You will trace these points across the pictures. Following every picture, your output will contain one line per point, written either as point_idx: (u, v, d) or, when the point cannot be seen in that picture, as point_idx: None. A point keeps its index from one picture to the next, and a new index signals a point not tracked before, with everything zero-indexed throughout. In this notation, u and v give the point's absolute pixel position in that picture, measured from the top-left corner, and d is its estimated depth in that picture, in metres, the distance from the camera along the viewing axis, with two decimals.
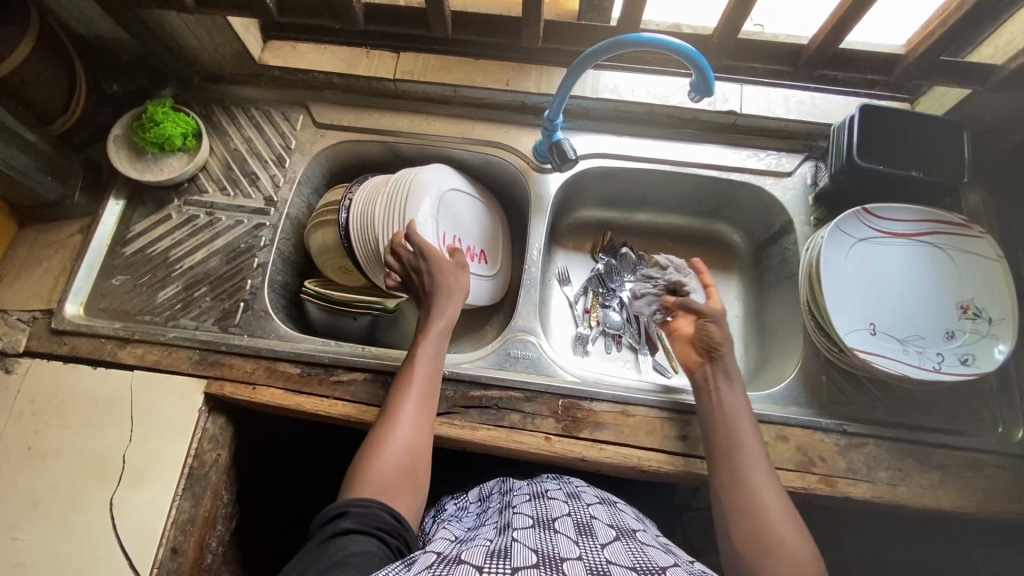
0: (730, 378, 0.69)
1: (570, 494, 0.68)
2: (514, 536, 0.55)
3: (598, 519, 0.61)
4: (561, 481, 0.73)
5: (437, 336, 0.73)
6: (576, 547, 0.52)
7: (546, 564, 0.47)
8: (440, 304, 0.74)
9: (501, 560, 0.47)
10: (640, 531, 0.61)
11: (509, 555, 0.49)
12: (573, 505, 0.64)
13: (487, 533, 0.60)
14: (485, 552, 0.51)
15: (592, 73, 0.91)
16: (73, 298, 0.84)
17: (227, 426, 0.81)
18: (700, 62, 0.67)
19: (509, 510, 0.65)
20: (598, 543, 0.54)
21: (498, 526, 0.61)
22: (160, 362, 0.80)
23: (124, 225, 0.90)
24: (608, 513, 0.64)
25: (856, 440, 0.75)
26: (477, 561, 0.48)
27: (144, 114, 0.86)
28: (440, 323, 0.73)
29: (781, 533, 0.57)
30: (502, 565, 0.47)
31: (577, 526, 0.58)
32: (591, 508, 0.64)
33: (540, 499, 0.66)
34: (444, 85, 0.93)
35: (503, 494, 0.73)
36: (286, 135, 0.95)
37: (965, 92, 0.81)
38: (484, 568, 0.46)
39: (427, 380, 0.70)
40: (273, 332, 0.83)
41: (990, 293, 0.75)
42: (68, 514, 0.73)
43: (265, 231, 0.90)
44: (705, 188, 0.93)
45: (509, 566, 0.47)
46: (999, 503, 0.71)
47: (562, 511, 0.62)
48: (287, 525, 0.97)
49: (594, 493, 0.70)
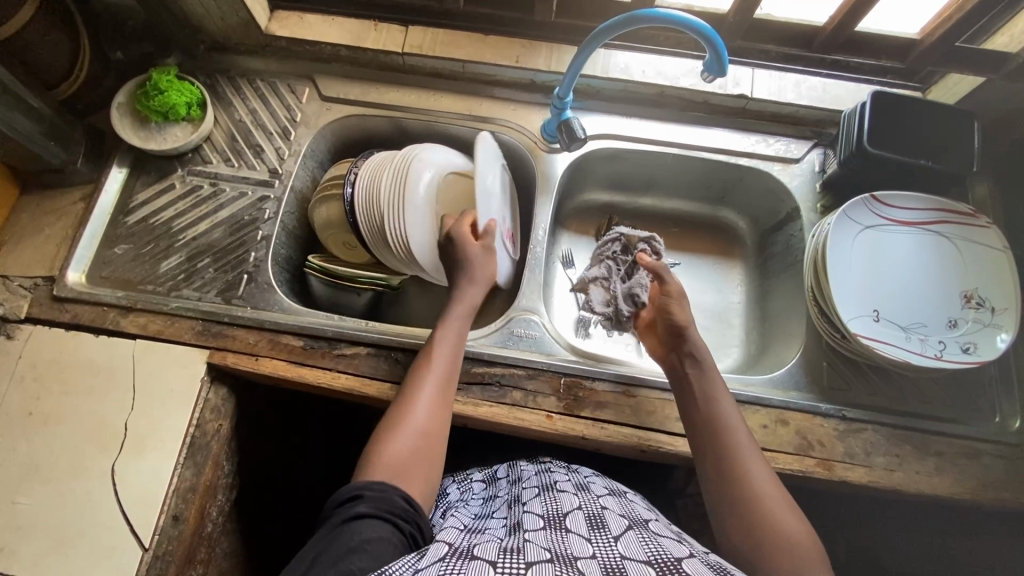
0: (698, 362, 0.71)
1: (579, 486, 0.69)
2: (527, 535, 0.56)
3: (610, 510, 0.62)
4: (570, 471, 0.74)
5: (458, 326, 0.73)
6: (589, 544, 0.53)
7: (559, 561, 0.48)
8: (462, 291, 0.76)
9: (513, 555, 0.48)
10: (653, 521, 0.61)
11: (521, 551, 0.50)
12: (584, 499, 0.64)
13: (498, 530, 0.60)
14: (496, 547, 0.51)
15: (603, 52, 0.90)
16: (76, 265, 0.84)
17: (229, 398, 0.81)
18: (715, 41, 0.66)
19: (519, 506, 0.66)
20: (611, 537, 0.54)
21: (510, 522, 0.61)
22: (163, 332, 0.80)
23: (127, 194, 0.89)
24: (620, 504, 0.64)
25: (854, 425, 0.75)
26: (490, 556, 0.48)
27: (148, 82, 0.86)
28: (461, 309, 0.75)
29: (774, 511, 0.57)
30: (515, 560, 0.47)
31: (588, 521, 0.58)
32: (602, 500, 0.65)
33: (550, 492, 0.66)
34: (452, 61, 0.92)
35: (512, 485, 0.74)
36: (292, 108, 0.94)
37: (978, 81, 0.79)
38: (496, 562, 0.46)
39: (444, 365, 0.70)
40: (276, 305, 0.83)
41: (994, 284, 0.76)
42: (70, 479, 0.73)
43: (269, 204, 0.89)
44: (713, 172, 0.93)
45: (522, 561, 0.47)
46: (994, 491, 0.72)
47: (573, 505, 0.62)
48: (286, 498, 0.97)
49: (603, 485, 0.70)
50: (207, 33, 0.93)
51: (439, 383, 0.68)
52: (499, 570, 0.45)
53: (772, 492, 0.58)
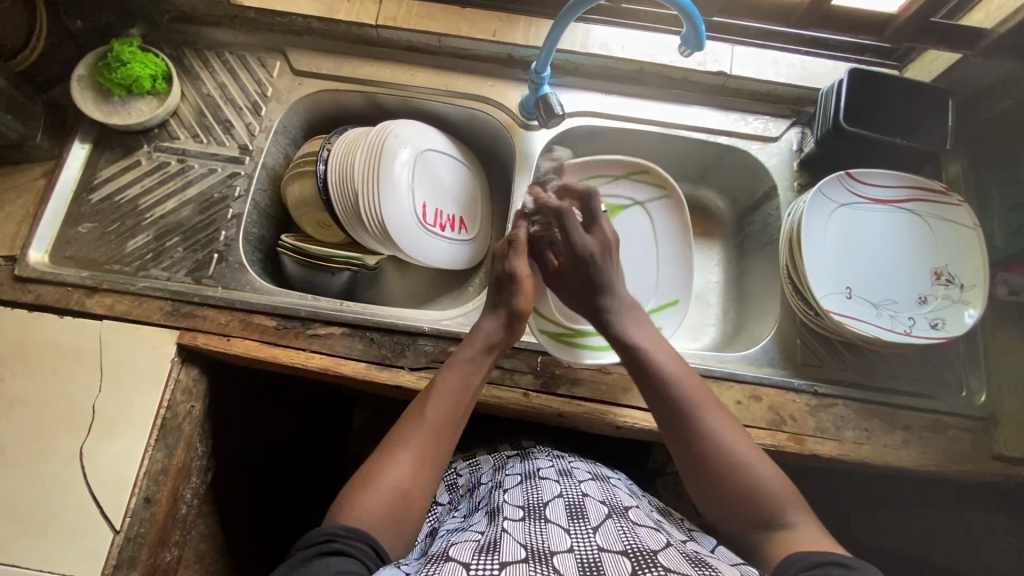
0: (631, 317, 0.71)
1: (561, 472, 0.69)
2: (505, 526, 0.56)
3: (590, 497, 0.62)
4: (556, 458, 0.74)
5: (479, 360, 0.69)
6: (566, 537, 0.53)
7: (535, 558, 0.49)
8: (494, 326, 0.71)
9: (488, 555, 0.50)
10: (633, 508, 0.62)
11: (498, 549, 0.51)
12: (566, 485, 0.65)
13: (478, 522, 0.61)
14: (473, 547, 0.53)
15: (581, 26, 0.88)
16: (38, 245, 0.81)
17: (201, 379, 0.79)
18: (691, 12, 0.66)
19: (501, 493, 0.66)
20: (589, 528, 0.55)
21: (489, 513, 0.62)
22: (130, 312, 0.78)
23: (91, 171, 0.86)
24: (601, 490, 0.65)
25: (826, 400, 0.76)
26: (465, 558, 0.50)
27: (109, 54, 0.82)
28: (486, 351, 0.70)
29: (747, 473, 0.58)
30: (490, 561, 0.49)
31: (568, 510, 0.58)
32: (583, 486, 0.65)
33: (532, 480, 0.67)
34: (428, 34, 0.89)
35: (496, 471, 0.75)
36: (263, 82, 0.91)
37: (954, 57, 0.80)
38: (470, 564, 0.49)
39: (456, 403, 0.66)
40: (248, 284, 0.81)
41: (963, 261, 0.77)
42: (36, 464, 0.72)
43: (240, 181, 0.87)
44: (693, 151, 0.92)
45: (497, 561, 0.49)
46: (958, 463, 0.74)
47: (554, 494, 0.63)
48: (264, 480, 0.97)
49: (586, 469, 0.71)
50: (173, 3, 0.89)
51: (446, 422, 0.65)
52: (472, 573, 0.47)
53: (733, 440, 0.60)
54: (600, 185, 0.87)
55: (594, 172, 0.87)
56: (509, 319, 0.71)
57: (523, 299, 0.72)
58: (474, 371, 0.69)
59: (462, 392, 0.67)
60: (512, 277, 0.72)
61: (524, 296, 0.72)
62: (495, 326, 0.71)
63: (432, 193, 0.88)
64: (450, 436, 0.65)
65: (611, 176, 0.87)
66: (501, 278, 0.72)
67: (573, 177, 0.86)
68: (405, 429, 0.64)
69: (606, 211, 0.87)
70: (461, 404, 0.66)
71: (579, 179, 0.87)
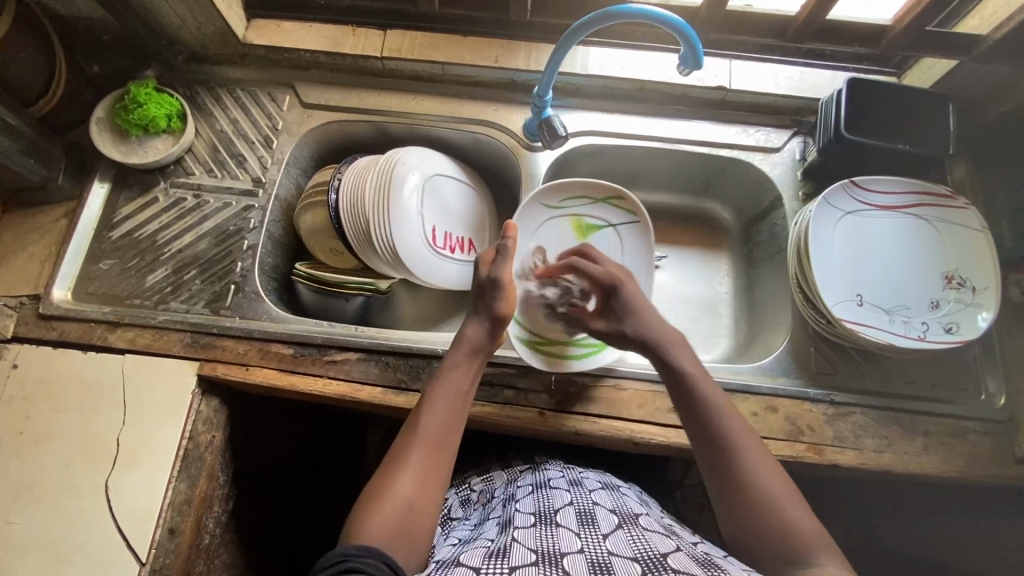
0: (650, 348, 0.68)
1: (573, 482, 0.69)
2: (515, 533, 0.56)
3: (601, 505, 0.62)
4: (566, 468, 0.74)
5: (470, 368, 0.71)
6: (577, 540, 0.53)
7: (545, 561, 0.49)
8: (473, 330, 0.72)
9: (499, 560, 0.50)
10: (643, 515, 0.62)
11: (507, 554, 0.51)
12: (576, 494, 0.65)
13: (489, 531, 0.61)
14: (483, 553, 0.53)
15: (579, 49, 0.90)
16: (61, 282, 0.83)
17: (221, 409, 0.81)
18: (688, 34, 0.67)
19: (512, 503, 0.66)
20: (600, 534, 0.55)
21: (501, 521, 0.62)
22: (151, 345, 0.80)
23: (110, 209, 0.89)
24: (612, 499, 0.65)
25: (843, 409, 0.76)
26: (475, 564, 0.50)
27: (126, 96, 0.85)
28: (471, 356, 0.71)
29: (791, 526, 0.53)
30: (499, 565, 0.49)
31: (579, 516, 0.58)
32: (595, 495, 0.65)
33: (542, 490, 0.67)
34: (432, 63, 0.92)
35: (508, 485, 0.75)
36: (273, 116, 0.93)
37: (950, 64, 0.80)
38: (480, 569, 0.49)
39: (453, 411, 0.67)
40: (264, 313, 0.83)
41: (974, 263, 0.77)
42: (63, 497, 0.73)
43: (253, 213, 0.89)
44: (696, 164, 0.93)
45: (507, 565, 0.49)
46: (980, 468, 0.73)
47: (565, 501, 0.62)
48: (285, 507, 0.98)
49: (596, 479, 0.71)
50: (186, 45, 0.93)
51: (441, 433, 0.65)
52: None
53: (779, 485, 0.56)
54: (578, 206, 0.87)
55: (569, 193, 0.87)
56: (492, 326, 0.73)
57: (506, 304, 0.73)
58: (462, 380, 0.70)
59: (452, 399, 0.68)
60: (494, 282, 0.74)
61: (508, 302, 0.73)
62: (479, 334, 0.72)
63: (441, 217, 0.89)
64: (448, 448, 0.65)
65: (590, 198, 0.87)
66: (485, 285, 0.74)
67: (551, 199, 0.86)
68: (401, 446, 0.64)
69: (586, 231, 0.87)
70: (454, 413, 0.67)
71: (561, 198, 0.87)
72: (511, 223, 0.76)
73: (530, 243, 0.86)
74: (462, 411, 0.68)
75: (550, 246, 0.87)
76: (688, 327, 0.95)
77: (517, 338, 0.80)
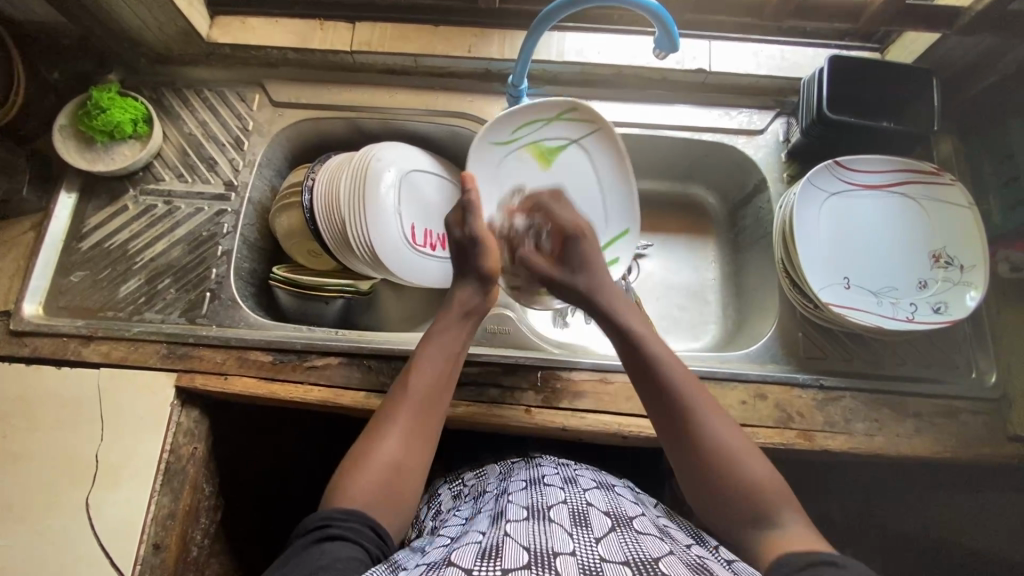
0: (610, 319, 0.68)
1: (567, 480, 0.68)
2: (508, 531, 0.55)
3: (594, 506, 0.60)
4: (561, 464, 0.72)
5: (461, 326, 0.70)
6: (569, 542, 0.51)
7: (538, 562, 0.48)
8: (469, 286, 0.72)
9: (491, 560, 0.48)
10: (637, 517, 0.60)
11: (500, 554, 0.49)
12: (570, 493, 0.63)
13: (481, 527, 0.60)
14: (475, 552, 0.51)
15: (555, 35, 0.87)
16: (32, 297, 0.81)
17: (202, 419, 0.79)
18: (662, 16, 0.65)
19: (504, 498, 0.65)
20: (593, 536, 0.53)
21: (493, 516, 0.61)
22: (127, 358, 0.78)
23: (79, 219, 0.86)
24: (606, 499, 0.64)
25: (832, 394, 0.75)
26: (467, 564, 0.48)
27: (88, 101, 0.82)
28: (466, 313, 0.70)
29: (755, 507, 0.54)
30: (492, 566, 0.47)
31: (571, 516, 0.57)
32: (588, 494, 0.64)
33: (536, 487, 0.65)
34: (404, 56, 0.89)
35: (501, 479, 0.73)
36: (243, 116, 0.91)
37: (934, 36, 0.78)
38: (472, 570, 0.47)
39: (443, 372, 0.66)
40: (242, 320, 0.81)
41: (962, 241, 0.75)
42: (44, 517, 0.72)
43: (227, 217, 0.87)
44: (678, 150, 0.91)
45: (500, 566, 0.47)
46: (972, 448, 0.73)
47: (557, 499, 0.61)
48: (275, 514, 0.97)
49: (591, 477, 0.70)
50: (148, 46, 0.89)
51: (427, 398, 0.63)
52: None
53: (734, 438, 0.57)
54: (534, 130, 0.81)
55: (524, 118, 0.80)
56: (481, 282, 0.72)
57: (490, 260, 0.71)
58: (455, 340, 0.68)
59: (441, 364, 0.66)
60: (471, 239, 0.72)
61: (491, 257, 0.72)
62: (471, 294, 0.71)
63: (420, 213, 0.87)
64: (437, 410, 0.64)
65: (540, 120, 0.81)
66: (462, 244, 0.72)
67: (502, 133, 0.80)
68: (388, 407, 0.63)
69: (547, 155, 0.83)
70: (444, 372, 0.66)
71: (511, 129, 0.81)
72: (467, 175, 0.71)
73: (494, 183, 0.82)
74: (451, 374, 0.67)
75: (513, 181, 0.82)
76: (676, 316, 0.94)
77: (513, 287, 0.81)
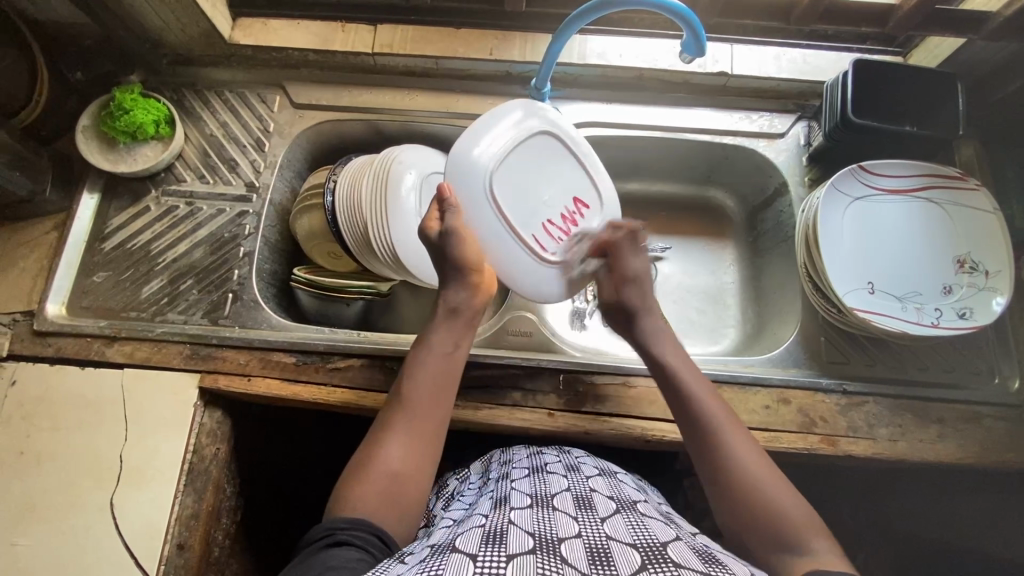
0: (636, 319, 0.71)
1: (568, 467, 0.67)
2: (511, 518, 0.54)
3: (597, 492, 0.60)
4: (561, 452, 0.72)
5: (454, 330, 0.68)
6: (574, 526, 0.51)
7: (543, 549, 0.46)
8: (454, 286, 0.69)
9: (495, 546, 0.46)
10: (640, 501, 0.60)
11: (506, 539, 0.48)
12: (573, 480, 0.63)
13: (483, 513, 0.60)
14: (480, 537, 0.50)
15: (577, 38, 0.87)
16: (55, 297, 0.81)
17: (224, 420, 0.79)
18: (691, 20, 0.65)
19: (507, 487, 0.65)
20: (597, 519, 0.53)
21: (496, 505, 0.61)
22: (150, 359, 0.78)
23: (101, 220, 0.86)
24: (608, 485, 0.63)
25: (856, 399, 0.75)
26: (471, 549, 0.47)
27: (111, 102, 0.82)
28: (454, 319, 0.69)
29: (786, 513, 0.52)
30: (497, 550, 0.46)
31: (575, 502, 0.57)
32: (591, 481, 0.63)
33: (539, 474, 0.65)
34: (425, 58, 0.89)
35: (502, 466, 0.73)
36: (264, 118, 0.91)
37: (959, 41, 0.78)
38: (476, 554, 0.45)
39: (439, 377, 0.65)
40: (264, 322, 0.82)
41: (988, 248, 0.75)
42: (68, 518, 0.72)
43: (248, 218, 0.87)
44: (699, 154, 0.91)
45: (505, 551, 0.45)
46: (996, 453, 0.73)
47: (561, 487, 0.61)
48: (293, 514, 0.97)
49: (594, 464, 0.69)
50: (171, 47, 0.90)
51: (427, 401, 0.63)
52: (480, 564, 0.43)
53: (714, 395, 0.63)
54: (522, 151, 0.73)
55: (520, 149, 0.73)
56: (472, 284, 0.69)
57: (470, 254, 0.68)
58: (444, 342, 0.67)
59: (435, 373, 0.65)
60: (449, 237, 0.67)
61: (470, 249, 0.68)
62: (458, 298, 0.69)
63: None
64: (437, 413, 0.64)
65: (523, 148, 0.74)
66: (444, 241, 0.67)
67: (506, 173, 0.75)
68: (388, 416, 0.63)
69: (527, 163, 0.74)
70: (442, 377, 0.65)
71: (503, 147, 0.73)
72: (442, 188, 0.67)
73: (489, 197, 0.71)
74: (448, 377, 0.66)
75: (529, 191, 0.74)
76: (694, 319, 0.94)
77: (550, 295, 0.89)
